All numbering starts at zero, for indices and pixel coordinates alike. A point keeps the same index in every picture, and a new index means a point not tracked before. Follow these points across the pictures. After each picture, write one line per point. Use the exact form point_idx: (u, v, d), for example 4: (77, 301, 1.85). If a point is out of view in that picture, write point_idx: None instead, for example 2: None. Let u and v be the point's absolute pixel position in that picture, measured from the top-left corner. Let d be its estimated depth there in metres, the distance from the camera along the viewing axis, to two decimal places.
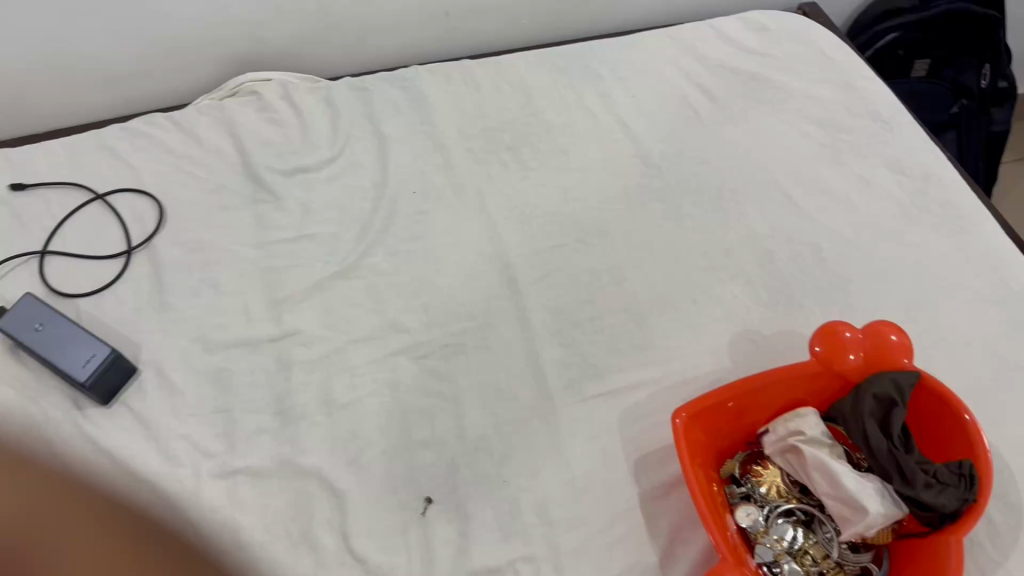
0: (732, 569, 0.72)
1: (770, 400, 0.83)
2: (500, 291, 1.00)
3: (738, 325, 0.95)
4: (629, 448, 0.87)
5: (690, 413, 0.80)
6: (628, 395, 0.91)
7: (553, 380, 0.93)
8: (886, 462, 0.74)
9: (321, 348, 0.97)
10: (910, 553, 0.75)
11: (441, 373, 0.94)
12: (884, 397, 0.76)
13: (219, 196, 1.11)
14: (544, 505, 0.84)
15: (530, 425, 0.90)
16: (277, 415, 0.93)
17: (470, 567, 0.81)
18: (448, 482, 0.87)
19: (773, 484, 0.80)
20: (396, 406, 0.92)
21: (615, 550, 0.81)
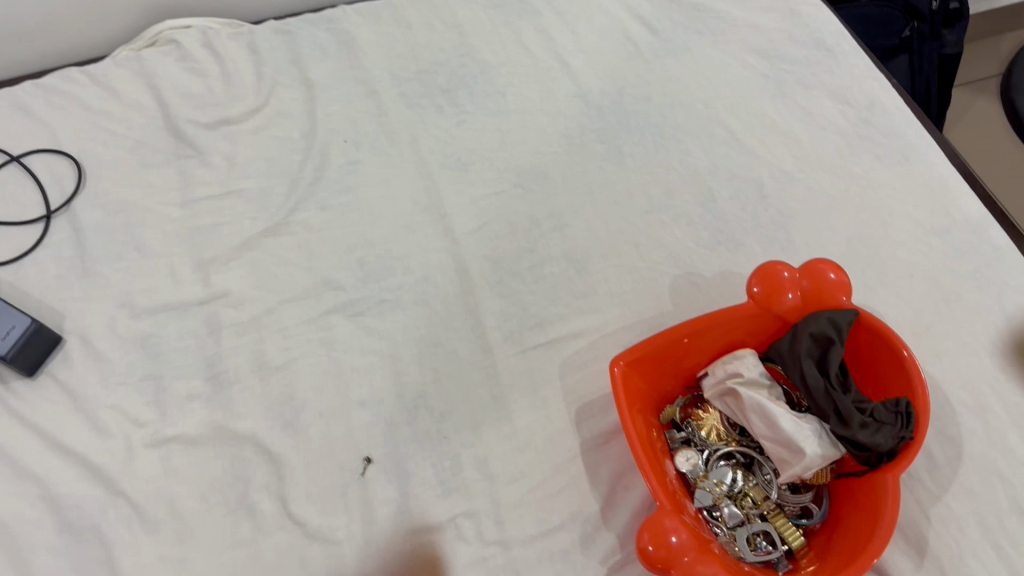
0: (668, 515, 0.71)
1: (710, 345, 0.82)
2: (437, 242, 0.97)
3: (679, 268, 0.93)
4: (570, 398, 0.86)
5: (629, 360, 0.79)
6: (569, 345, 0.89)
7: (492, 332, 0.90)
8: (823, 403, 0.73)
9: (251, 310, 0.94)
10: (850, 491, 0.74)
11: (377, 329, 0.92)
12: (821, 337, 0.75)
13: (141, 154, 1.06)
14: (485, 460, 0.83)
15: (469, 379, 0.88)
16: (209, 380, 0.90)
17: (411, 526, 0.80)
18: (387, 441, 0.85)
19: (713, 427, 0.80)
20: (331, 365, 0.90)
21: (556, 501, 0.80)
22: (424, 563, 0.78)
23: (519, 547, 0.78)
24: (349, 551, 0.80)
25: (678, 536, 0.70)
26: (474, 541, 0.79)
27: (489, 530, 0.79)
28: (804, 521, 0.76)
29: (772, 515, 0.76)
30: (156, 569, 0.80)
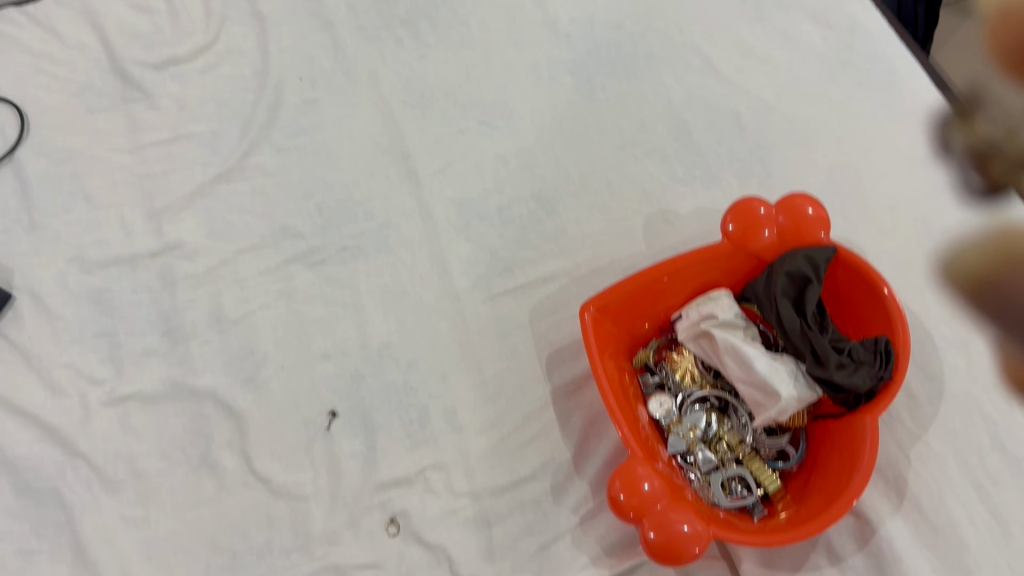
0: (641, 462, 0.69)
1: (685, 287, 0.79)
2: (399, 184, 0.92)
3: (653, 205, 0.89)
4: (541, 345, 0.83)
5: (600, 306, 0.76)
6: (538, 289, 0.86)
7: (458, 278, 0.87)
8: (799, 343, 0.71)
9: (207, 261, 0.90)
10: (827, 433, 0.73)
11: (339, 278, 0.88)
12: (798, 276, 0.72)
13: (87, 98, 1.00)
14: (453, 410, 0.80)
15: (436, 327, 0.84)
16: (165, 335, 0.87)
17: (378, 480, 0.77)
18: (352, 393, 0.82)
19: (687, 370, 0.78)
20: (293, 317, 0.86)
21: (528, 450, 0.78)
22: (392, 518, 0.76)
23: (489, 498, 0.76)
24: (315, 506, 0.77)
25: (651, 484, 0.68)
26: (443, 493, 0.76)
27: (459, 482, 0.77)
28: (781, 464, 0.74)
29: (747, 459, 0.74)
30: (118, 530, 0.78)
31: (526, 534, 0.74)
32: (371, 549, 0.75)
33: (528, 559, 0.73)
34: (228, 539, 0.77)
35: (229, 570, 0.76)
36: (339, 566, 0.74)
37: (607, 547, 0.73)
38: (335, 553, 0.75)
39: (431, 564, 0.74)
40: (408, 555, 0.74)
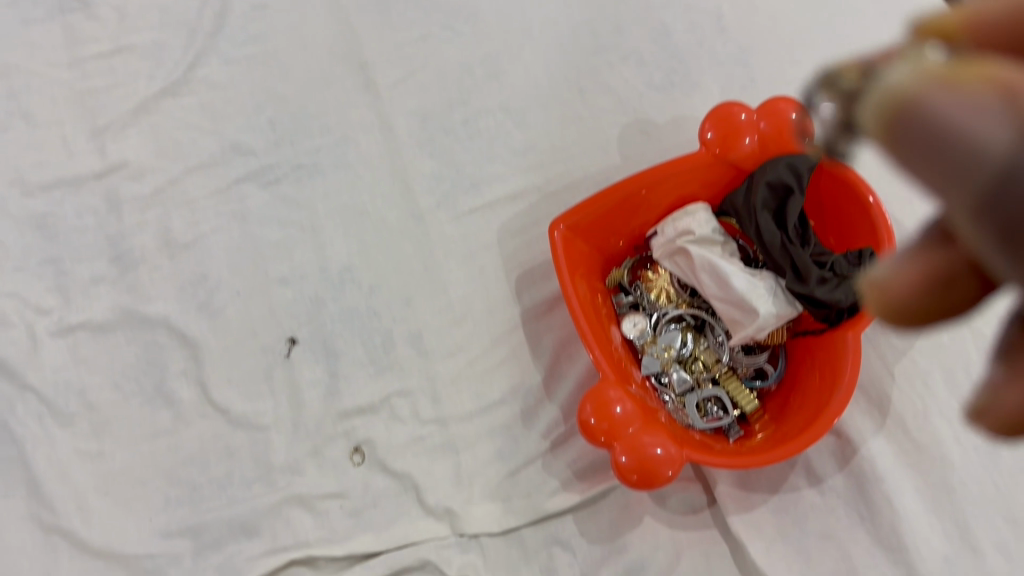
0: (612, 385, 0.66)
1: (661, 202, 0.75)
2: (358, 97, 0.86)
3: (628, 114, 0.83)
4: (510, 265, 0.78)
5: (571, 224, 0.72)
6: (507, 206, 0.81)
7: (422, 196, 0.82)
8: (780, 259, 0.67)
9: (154, 182, 0.85)
10: (807, 350, 0.70)
11: (295, 198, 0.83)
12: (779, 186, 0.68)
13: (17, 7, 0.92)
14: (419, 335, 0.76)
15: (400, 249, 0.80)
16: (113, 261, 0.82)
17: (341, 408, 0.74)
18: (312, 319, 0.78)
19: (662, 289, 0.75)
20: (248, 241, 0.81)
21: (497, 374, 0.74)
22: (357, 446, 0.73)
23: (458, 424, 0.72)
24: (276, 436, 0.74)
25: (622, 407, 0.66)
26: (409, 420, 0.73)
27: (425, 408, 0.73)
28: (758, 383, 0.72)
29: (724, 379, 0.71)
30: (73, 464, 0.75)
31: (495, 460, 0.71)
32: (335, 479, 0.72)
33: (498, 485, 0.70)
34: (188, 472, 0.75)
35: (190, 502, 0.74)
36: (302, 497, 0.71)
37: (579, 472, 0.70)
38: (298, 484, 0.72)
39: (398, 493, 0.71)
40: (373, 484, 0.71)
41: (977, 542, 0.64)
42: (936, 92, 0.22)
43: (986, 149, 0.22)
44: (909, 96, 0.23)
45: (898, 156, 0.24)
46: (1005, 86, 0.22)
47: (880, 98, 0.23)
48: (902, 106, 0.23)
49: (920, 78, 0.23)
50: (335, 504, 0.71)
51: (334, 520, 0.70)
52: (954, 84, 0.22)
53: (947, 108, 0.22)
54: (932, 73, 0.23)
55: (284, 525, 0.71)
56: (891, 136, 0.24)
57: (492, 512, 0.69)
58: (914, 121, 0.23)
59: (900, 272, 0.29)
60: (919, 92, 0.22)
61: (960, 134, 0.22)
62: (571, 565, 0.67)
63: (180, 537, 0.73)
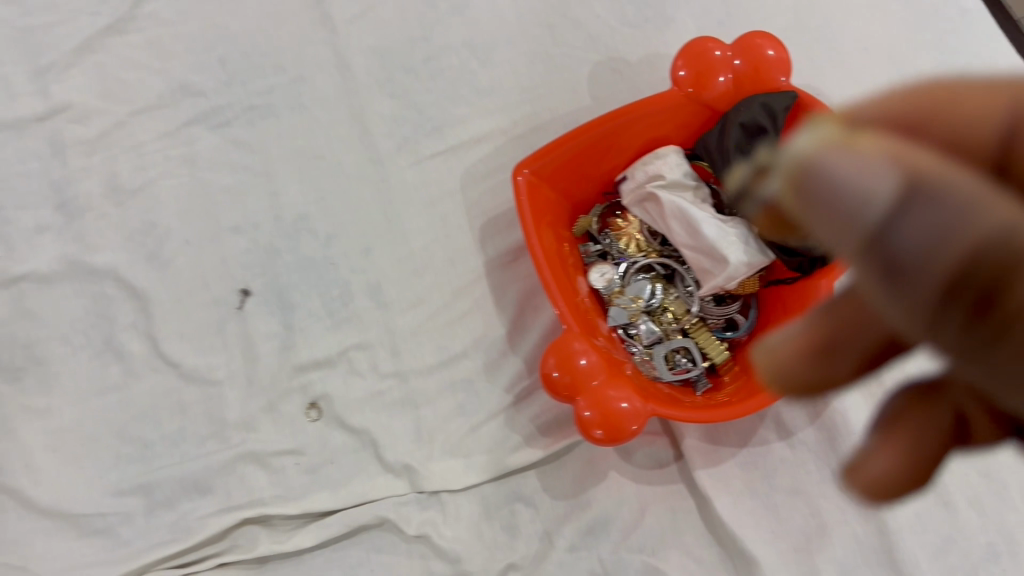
0: (576, 336, 0.64)
1: (630, 146, 0.71)
2: (313, 33, 0.81)
3: (600, 52, 0.79)
4: (473, 213, 0.75)
5: (536, 168, 0.68)
6: (471, 151, 0.77)
7: (382, 139, 0.77)
8: None
9: (99, 124, 0.80)
10: (779, 300, 0.67)
11: (248, 143, 0.78)
12: (752, 126, 0.64)
13: None
14: (378, 286, 0.73)
15: (358, 196, 0.76)
16: (59, 209, 0.78)
17: (297, 362, 0.71)
18: (266, 270, 0.74)
19: (632, 237, 0.72)
20: (199, 188, 0.77)
21: (458, 326, 0.71)
22: (314, 402, 0.70)
23: (418, 378, 0.70)
24: (230, 391, 0.71)
25: (587, 358, 0.63)
26: (368, 374, 0.70)
27: (385, 362, 0.70)
28: (729, 334, 0.69)
29: (694, 331, 0.68)
30: (19, 421, 0.72)
31: (456, 415, 0.68)
32: (291, 435, 0.69)
33: (459, 441, 0.67)
34: (139, 428, 0.72)
35: (143, 459, 0.71)
36: (256, 454, 0.69)
37: (542, 427, 0.67)
38: (252, 441, 0.69)
39: (355, 449, 0.68)
40: (330, 440, 0.68)
41: (949, 496, 0.62)
42: (836, 149, 0.20)
43: (880, 203, 0.21)
44: (804, 158, 0.21)
45: (808, 215, 0.22)
46: (897, 147, 0.21)
47: (781, 161, 0.21)
48: (799, 168, 0.21)
49: (820, 135, 0.21)
50: (291, 462, 0.68)
51: (290, 477, 0.68)
52: (852, 141, 0.21)
53: (848, 168, 0.20)
54: (831, 131, 0.21)
55: (239, 483, 0.69)
56: (804, 194, 0.21)
57: (453, 468, 0.66)
58: (814, 181, 0.21)
59: (787, 340, 0.30)
60: (817, 149, 0.21)
61: (855, 191, 0.20)
62: (533, 522, 0.65)
63: (131, 495, 0.70)
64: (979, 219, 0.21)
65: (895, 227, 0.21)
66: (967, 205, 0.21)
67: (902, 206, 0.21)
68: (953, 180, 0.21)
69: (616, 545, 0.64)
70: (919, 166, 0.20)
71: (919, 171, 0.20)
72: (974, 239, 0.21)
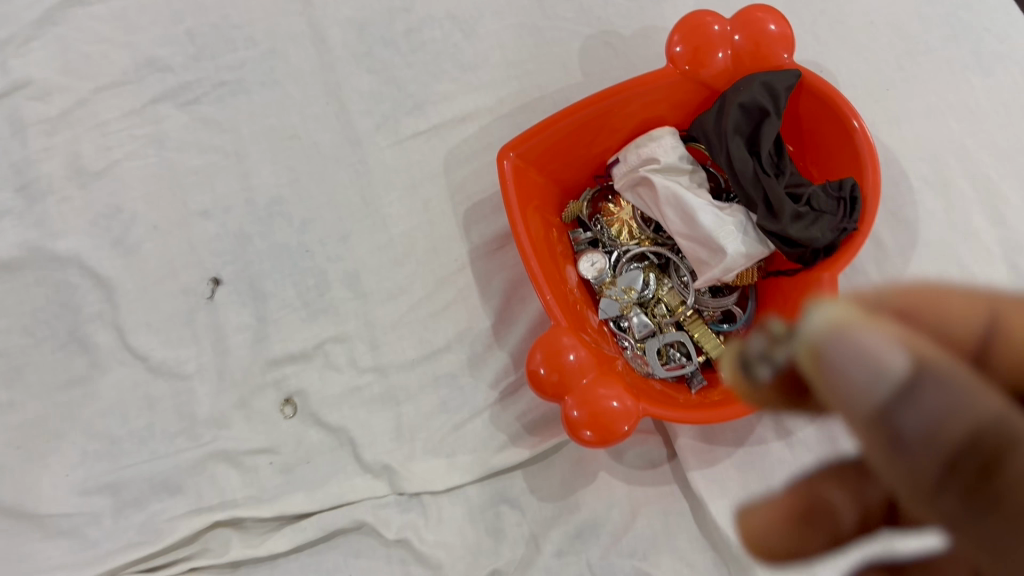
0: (565, 331, 0.60)
1: (622, 127, 0.67)
2: (286, 2, 0.76)
3: (590, 25, 0.73)
4: (457, 197, 0.70)
5: (523, 151, 0.64)
6: (454, 130, 0.72)
7: (359, 118, 0.73)
8: (751, 191, 0.60)
9: (60, 101, 0.75)
10: (779, 291, 0.63)
11: (218, 121, 0.74)
12: (752, 107, 0.61)
13: None
14: (357, 274, 0.69)
15: (335, 178, 0.71)
16: (18, 192, 0.73)
17: (270, 356, 0.67)
18: (238, 257, 0.70)
19: (624, 224, 0.68)
20: (166, 170, 0.73)
21: (440, 318, 0.67)
22: (289, 397, 0.66)
23: (398, 373, 0.66)
24: (201, 386, 0.68)
25: (576, 354, 0.59)
26: (345, 368, 0.67)
27: (364, 356, 0.67)
28: (726, 327, 0.65)
29: (689, 324, 0.65)
30: None
31: (439, 412, 0.65)
32: (264, 432, 0.66)
33: (442, 439, 0.64)
34: (106, 424, 0.68)
35: (110, 456, 0.68)
36: (228, 453, 0.66)
37: (529, 425, 0.64)
38: (224, 439, 0.66)
39: (332, 448, 0.65)
40: (306, 438, 0.65)
41: None
42: (857, 326, 0.23)
43: (888, 378, 0.24)
44: (833, 323, 0.23)
45: (820, 387, 0.24)
46: (897, 333, 0.24)
47: (808, 325, 0.24)
48: (825, 334, 0.23)
49: (839, 312, 0.24)
50: (265, 461, 0.65)
51: (264, 476, 0.65)
52: (866, 322, 0.24)
53: (866, 342, 0.23)
54: (846, 311, 0.24)
55: (210, 483, 0.65)
56: (818, 369, 0.24)
57: (435, 468, 0.63)
58: (836, 349, 0.23)
59: (765, 512, 0.32)
60: (839, 323, 0.23)
61: (874, 360, 0.23)
62: (519, 525, 0.62)
63: (97, 495, 0.67)
64: (974, 397, 0.24)
65: (907, 395, 0.24)
66: (963, 389, 0.24)
67: (908, 380, 0.24)
68: (945, 366, 0.24)
69: (606, 549, 0.61)
70: (922, 351, 0.24)
71: (917, 353, 0.24)
72: (971, 417, 0.24)
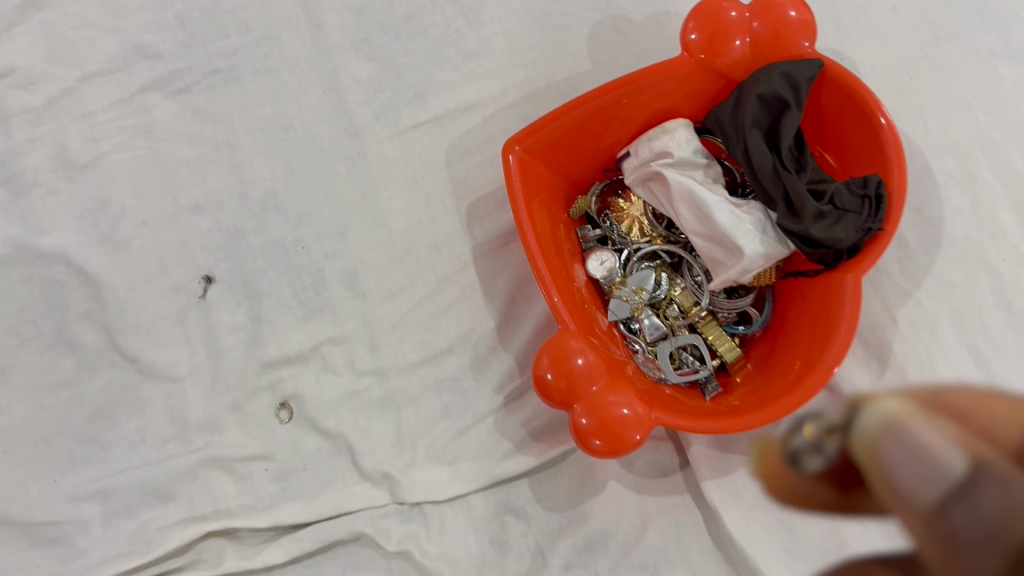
0: (574, 334, 0.57)
1: (634, 119, 0.63)
2: None
3: (600, 9, 0.69)
4: (459, 192, 0.67)
5: (528, 144, 0.61)
6: (456, 120, 0.68)
7: (357, 107, 0.69)
8: (770, 188, 0.58)
9: (45, 90, 0.71)
10: (798, 293, 0.61)
11: (209, 111, 0.71)
12: (772, 99, 0.58)
13: None
14: (355, 272, 0.66)
15: (332, 172, 0.68)
16: (2, 185, 0.70)
17: (264, 358, 0.64)
18: (231, 254, 0.67)
19: (635, 220, 0.65)
20: (156, 162, 0.70)
21: (443, 319, 0.64)
22: (284, 401, 0.64)
23: (399, 377, 0.63)
24: (193, 389, 0.65)
25: (585, 358, 0.56)
26: (343, 372, 0.64)
27: (362, 358, 0.64)
28: (742, 329, 0.63)
29: (702, 326, 0.62)
30: None
31: (441, 418, 0.62)
32: (259, 438, 0.63)
33: (444, 446, 0.61)
34: (95, 428, 0.66)
35: (100, 461, 0.65)
36: (221, 459, 0.63)
37: (535, 432, 0.61)
38: (217, 445, 0.63)
39: (330, 455, 0.62)
40: (302, 444, 0.63)
41: None
42: (913, 423, 0.26)
43: (940, 482, 0.24)
44: (889, 420, 0.27)
45: (875, 483, 0.26)
46: (957, 436, 0.25)
47: (865, 421, 0.27)
48: (880, 429, 0.27)
49: (899, 409, 0.27)
50: (260, 468, 0.62)
51: (259, 484, 0.62)
52: (933, 423, 0.26)
53: (924, 441, 0.25)
54: (910, 410, 0.27)
55: (203, 490, 0.63)
56: (874, 465, 0.26)
57: (437, 476, 0.60)
58: (892, 446, 0.26)
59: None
60: (897, 418, 0.27)
61: (922, 456, 0.25)
62: (525, 537, 0.59)
63: (86, 502, 0.64)
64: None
65: (966, 494, 0.24)
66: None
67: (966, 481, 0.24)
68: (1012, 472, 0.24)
69: (615, 562, 0.58)
70: (982, 450, 0.24)
71: (983, 457, 0.24)
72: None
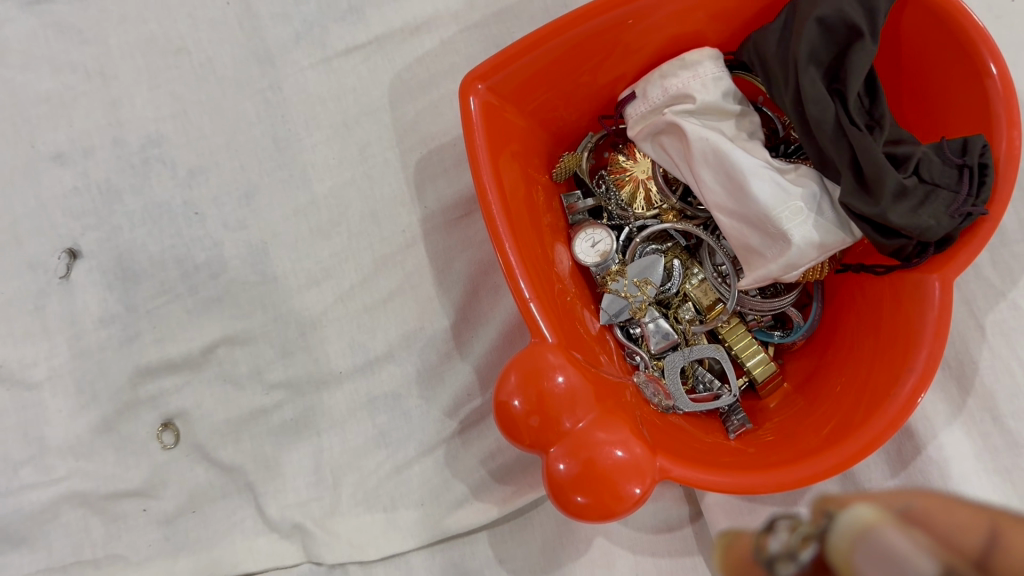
0: (551, 346, 0.41)
1: (644, 49, 0.46)
2: None
3: None
4: (407, 142, 0.50)
5: (496, 80, 0.44)
6: (401, 44, 0.51)
7: (271, 24, 0.51)
8: (831, 152, 0.41)
9: None
10: (856, 294, 0.45)
11: (77, 28, 0.52)
12: (838, 24, 0.41)
13: None
14: (264, 249, 0.49)
15: (237, 112, 0.51)
16: None
17: (144, 363, 0.49)
18: (104, 221, 0.51)
19: (640, 186, 0.48)
20: (7, 94, 0.52)
21: (380, 314, 0.48)
22: (168, 421, 0.48)
23: (319, 391, 0.48)
24: (53, 400, 0.49)
25: (565, 376, 0.40)
26: (247, 383, 0.48)
27: (272, 366, 0.48)
28: (777, 337, 0.48)
29: (726, 332, 0.47)
30: None
31: (374, 447, 0.47)
32: (136, 468, 0.48)
33: (376, 486, 0.47)
34: None
35: None
36: (85, 496, 0.48)
37: (498, 472, 0.46)
38: (82, 477, 0.48)
39: (227, 494, 0.48)
40: (191, 479, 0.48)
41: None
42: (889, 528, 0.17)
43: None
44: (857, 522, 0.17)
45: None
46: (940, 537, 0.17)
47: (832, 525, 0.17)
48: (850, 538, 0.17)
49: (873, 515, 0.17)
50: (136, 507, 0.48)
51: (135, 528, 0.48)
52: (904, 525, 0.17)
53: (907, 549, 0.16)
54: (890, 513, 0.17)
55: (64, 535, 0.48)
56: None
57: (367, 527, 0.46)
58: (863, 556, 0.16)
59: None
60: (871, 522, 0.17)
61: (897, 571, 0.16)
62: None
63: None
64: None
65: None
66: None
67: None
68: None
69: None
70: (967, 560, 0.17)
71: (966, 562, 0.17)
72: None
